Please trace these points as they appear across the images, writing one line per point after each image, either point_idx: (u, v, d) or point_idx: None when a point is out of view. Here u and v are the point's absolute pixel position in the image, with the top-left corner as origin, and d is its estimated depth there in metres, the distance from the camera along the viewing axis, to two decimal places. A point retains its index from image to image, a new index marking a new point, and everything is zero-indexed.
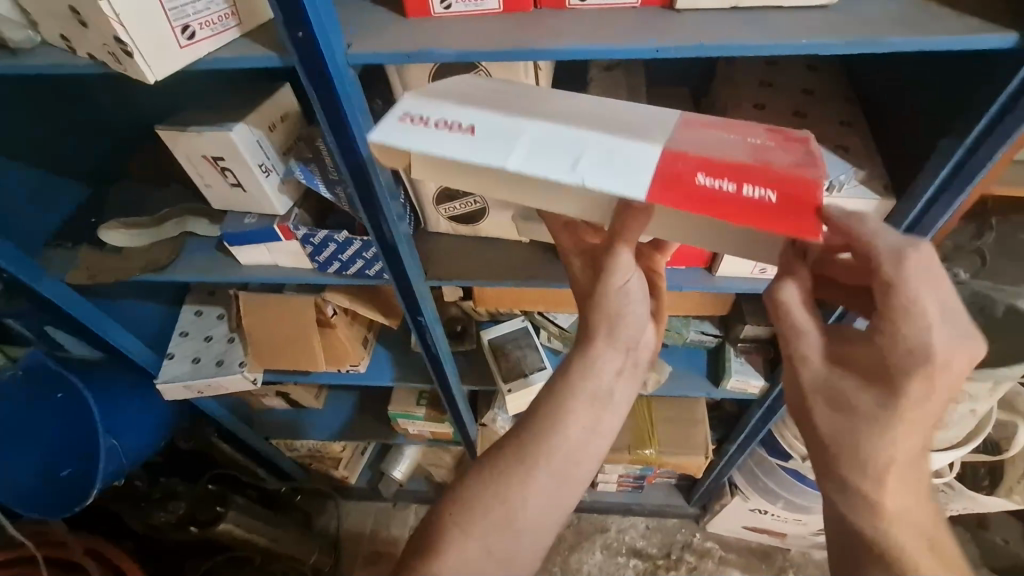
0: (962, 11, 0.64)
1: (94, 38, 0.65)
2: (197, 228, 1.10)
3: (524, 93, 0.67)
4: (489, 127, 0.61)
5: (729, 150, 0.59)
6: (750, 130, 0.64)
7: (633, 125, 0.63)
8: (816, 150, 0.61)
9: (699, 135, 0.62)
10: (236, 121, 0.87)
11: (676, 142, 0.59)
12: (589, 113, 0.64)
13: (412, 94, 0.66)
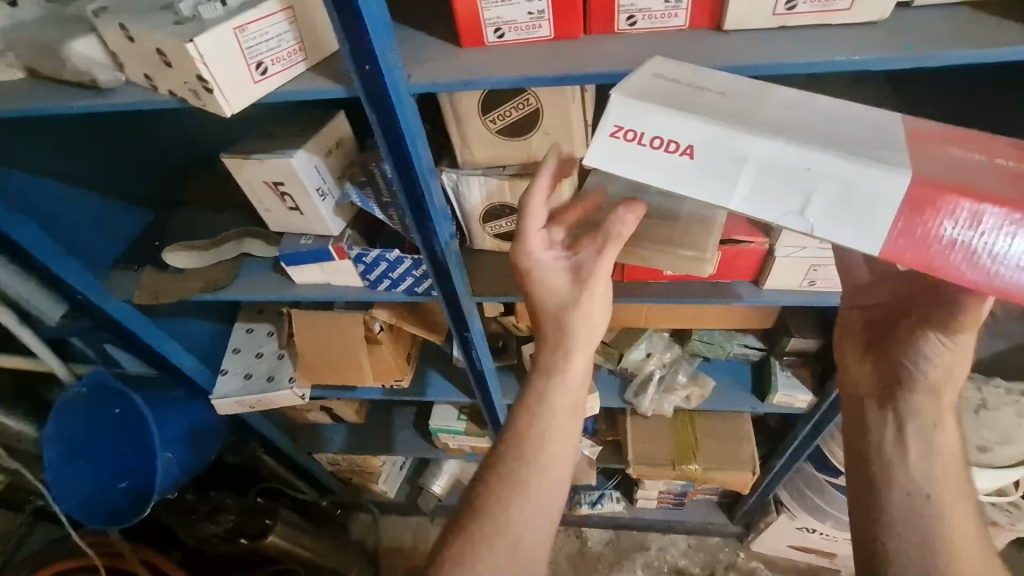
0: (1019, 21, 0.63)
1: (177, 76, 0.69)
2: (255, 249, 1.16)
3: (743, 93, 0.60)
4: (713, 145, 0.56)
5: (989, 181, 0.52)
6: (992, 146, 0.57)
7: (873, 137, 0.56)
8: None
9: (943, 152, 0.55)
10: (296, 148, 0.92)
11: (928, 167, 0.53)
12: (818, 120, 0.57)
13: (620, 89, 0.59)
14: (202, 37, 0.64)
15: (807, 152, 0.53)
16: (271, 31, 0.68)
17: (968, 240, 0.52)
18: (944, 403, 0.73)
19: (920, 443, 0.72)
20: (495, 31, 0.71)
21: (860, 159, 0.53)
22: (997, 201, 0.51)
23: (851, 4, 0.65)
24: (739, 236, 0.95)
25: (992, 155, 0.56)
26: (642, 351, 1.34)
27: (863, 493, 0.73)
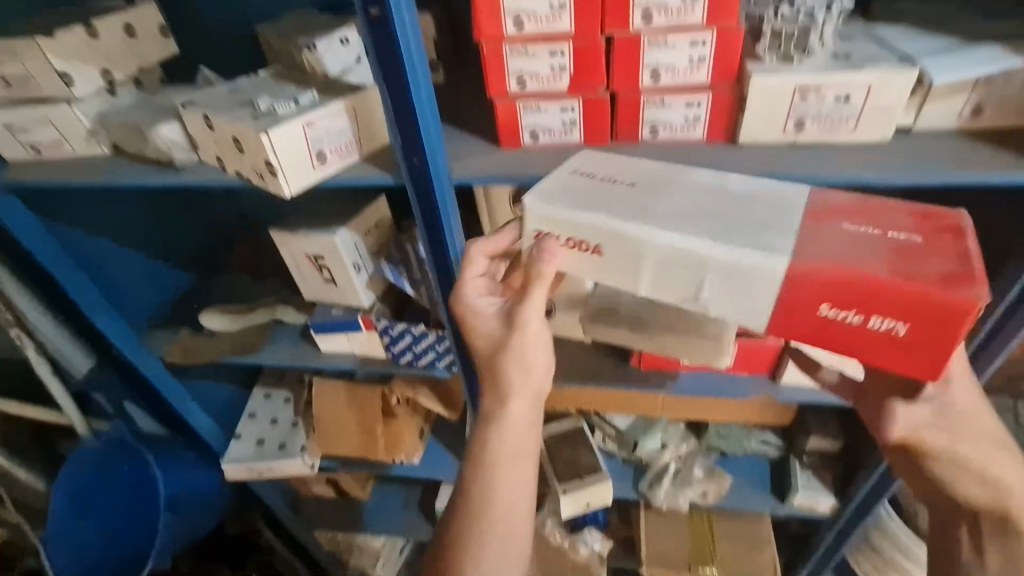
0: (1012, 151, 0.69)
1: (247, 160, 0.78)
2: (287, 315, 1.21)
3: (654, 183, 0.68)
4: (614, 245, 0.64)
5: (869, 259, 0.57)
6: (891, 217, 0.61)
7: (765, 220, 0.61)
8: (968, 252, 0.57)
9: (834, 232, 0.60)
10: (339, 226, 1.00)
11: (811, 251, 0.58)
12: (717, 208, 0.63)
13: (533, 194, 0.67)
14: (275, 129, 0.73)
15: (695, 246, 0.60)
16: (334, 127, 0.77)
17: (846, 317, 0.59)
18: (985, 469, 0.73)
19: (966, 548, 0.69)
20: (531, 134, 0.80)
21: (741, 247, 0.58)
22: (869, 286, 0.56)
23: (854, 125, 0.72)
24: (755, 329, 0.98)
25: (889, 228, 0.60)
26: (657, 440, 1.33)
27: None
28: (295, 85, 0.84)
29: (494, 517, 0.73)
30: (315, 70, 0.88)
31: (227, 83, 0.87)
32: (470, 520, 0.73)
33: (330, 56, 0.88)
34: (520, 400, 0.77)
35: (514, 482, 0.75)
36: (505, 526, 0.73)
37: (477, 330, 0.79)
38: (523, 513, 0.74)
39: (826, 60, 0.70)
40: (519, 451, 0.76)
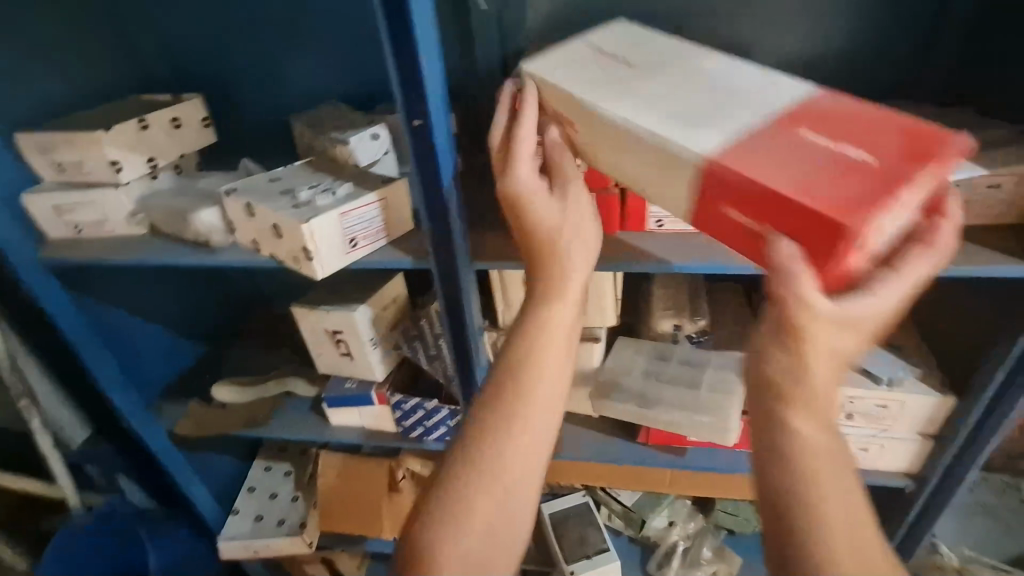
0: (985, 247, 0.77)
1: (284, 246, 0.84)
2: (298, 388, 1.23)
3: (662, 62, 0.69)
4: (575, 112, 0.67)
5: (796, 168, 0.53)
6: (875, 134, 0.56)
7: (737, 104, 0.61)
8: (913, 183, 0.51)
9: (790, 139, 0.56)
10: (359, 303, 1.04)
11: (746, 143, 0.56)
12: (689, 92, 0.63)
13: (529, 61, 0.72)
14: (316, 220, 0.79)
15: (634, 118, 0.61)
16: (366, 216, 0.84)
17: (746, 223, 0.56)
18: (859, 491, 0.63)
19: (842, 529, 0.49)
20: None
21: (674, 125, 0.59)
22: (767, 192, 0.53)
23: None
24: None
25: (852, 143, 0.55)
26: (663, 518, 1.32)
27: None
28: (330, 177, 0.92)
29: (510, 442, 0.62)
30: (347, 161, 0.97)
31: (266, 173, 0.96)
32: (487, 443, 0.63)
33: (361, 150, 0.97)
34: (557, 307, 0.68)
35: (541, 400, 0.64)
36: (523, 454, 0.62)
37: (533, 221, 0.70)
38: (546, 445, 0.64)
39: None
40: (556, 380, 0.66)
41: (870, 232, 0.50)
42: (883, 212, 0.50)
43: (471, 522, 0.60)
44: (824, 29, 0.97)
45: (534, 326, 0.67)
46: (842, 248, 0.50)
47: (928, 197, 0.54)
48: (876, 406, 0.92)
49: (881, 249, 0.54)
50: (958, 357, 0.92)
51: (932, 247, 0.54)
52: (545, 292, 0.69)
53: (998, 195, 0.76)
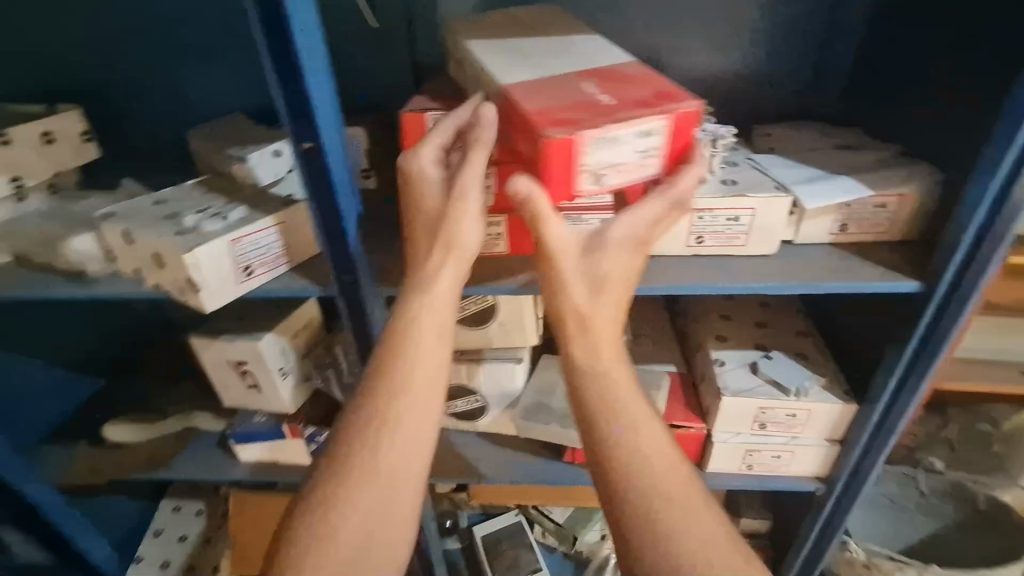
0: (874, 263, 0.80)
1: (168, 275, 0.76)
2: (202, 423, 1.14)
3: (555, 28, 0.81)
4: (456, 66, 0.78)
5: (554, 99, 0.63)
6: (638, 86, 0.65)
7: (577, 59, 0.71)
8: (627, 120, 0.60)
9: (571, 82, 0.66)
10: (265, 331, 0.97)
11: (537, 77, 0.67)
12: (542, 50, 0.74)
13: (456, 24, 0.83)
14: (199, 249, 0.72)
15: (482, 55, 0.73)
16: (262, 240, 0.78)
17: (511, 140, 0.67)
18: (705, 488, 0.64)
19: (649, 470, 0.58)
20: None
21: (499, 64, 0.70)
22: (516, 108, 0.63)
23: (745, 241, 0.82)
24: (680, 420, 1.00)
25: (615, 91, 0.64)
26: (597, 532, 1.31)
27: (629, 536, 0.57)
28: (224, 199, 0.84)
29: (376, 448, 0.61)
30: (246, 181, 0.89)
31: (150, 194, 0.86)
32: (353, 447, 0.61)
33: (262, 168, 0.90)
34: (429, 306, 0.65)
35: (411, 404, 0.62)
36: (390, 458, 0.61)
37: (423, 202, 0.69)
38: (419, 452, 0.62)
39: (717, 186, 0.80)
40: (427, 381, 0.63)
41: (587, 151, 0.60)
42: (602, 140, 0.60)
43: (335, 526, 0.60)
44: (728, 50, 1.00)
45: (405, 328, 0.64)
46: (559, 175, 0.61)
47: (659, 146, 0.64)
48: (786, 415, 0.95)
49: (610, 179, 0.64)
50: (857, 365, 0.96)
51: (655, 172, 0.66)
52: (419, 286, 0.66)
53: (883, 213, 0.81)
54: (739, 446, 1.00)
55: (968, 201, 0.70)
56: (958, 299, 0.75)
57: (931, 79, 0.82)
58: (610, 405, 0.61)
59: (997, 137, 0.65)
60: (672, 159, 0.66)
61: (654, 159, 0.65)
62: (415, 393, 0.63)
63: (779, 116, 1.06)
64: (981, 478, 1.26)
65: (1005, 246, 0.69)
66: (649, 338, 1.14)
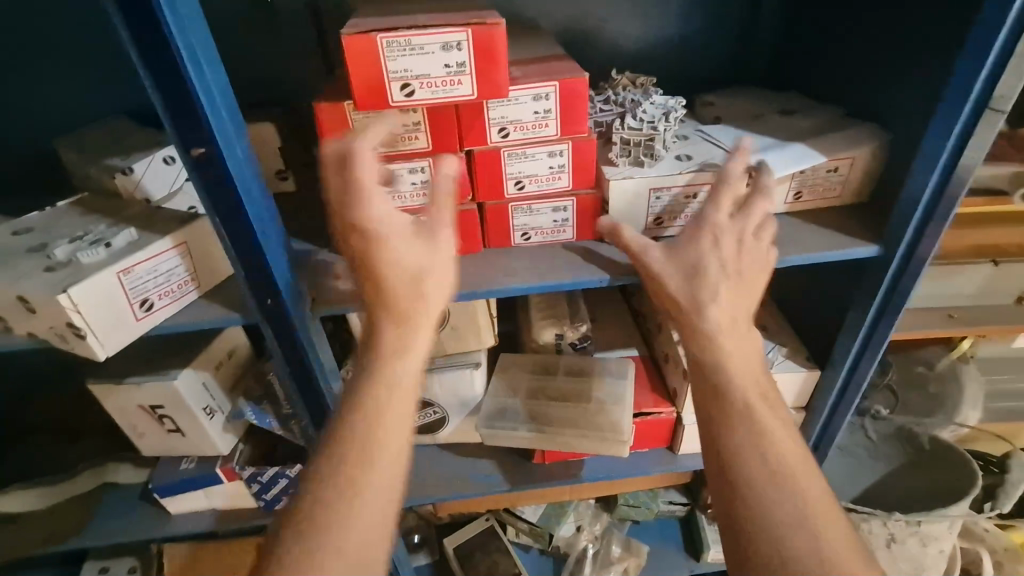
0: (832, 229, 0.79)
1: (41, 321, 0.62)
2: (120, 476, 1.01)
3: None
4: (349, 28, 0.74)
5: (381, 17, 0.61)
6: (476, 10, 0.62)
7: (449, 4, 0.67)
8: (431, 28, 0.57)
9: (414, 10, 0.63)
10: (180, 368, 0.83)
11: (387, 10, 0.64)
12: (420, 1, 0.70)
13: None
14: (77, 287, 0.59)
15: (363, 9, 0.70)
16: (160, 267, 0.65)
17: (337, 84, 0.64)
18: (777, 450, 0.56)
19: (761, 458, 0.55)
20: None
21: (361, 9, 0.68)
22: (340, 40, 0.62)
23: None
24: (648, 407, 0.97)
25: (441, 12, 0.61)
26: (571, 526, 1.27)
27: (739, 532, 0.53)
28: (107, 220, 0.70)
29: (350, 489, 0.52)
30: (133, 196, 0.75)
31: (8, 223, 0.71)
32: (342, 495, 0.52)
33: (152, 178, 0.76)
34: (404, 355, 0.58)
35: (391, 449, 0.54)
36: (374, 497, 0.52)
37: (385, 269, 0.59)
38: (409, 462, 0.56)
39: (672, 163, 0.75)
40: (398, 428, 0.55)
41: (385, 55, 0.57)
42: (398, 45, 0.57)
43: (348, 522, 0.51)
44: (663, 16, 0.95)
45: (398, 339, 0.58)
46: (360, 77, 0.58)
47: (468, 62, 0.58)
48: None
49: (421, 94, 0.59)
50: (816, 331, 0.96)
51: (470, 93, 0.60)
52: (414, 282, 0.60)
53: (836, 177, 0.79)
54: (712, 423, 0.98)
55: (923, 162, 0.69)
56: (916, 260, 0.75)
57: (870, 37, 0.81)
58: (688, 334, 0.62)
59: (949, 94, 0.64)
60: (489, 83, 0.60)
61: (466, 80, 0.59)
62: (391, 436, 0.55)
63: (718, 83, 1.03)
64: (923, 421, 1.26)
65: (959, 204, 0.69)
66: (608, 322, 1.09)
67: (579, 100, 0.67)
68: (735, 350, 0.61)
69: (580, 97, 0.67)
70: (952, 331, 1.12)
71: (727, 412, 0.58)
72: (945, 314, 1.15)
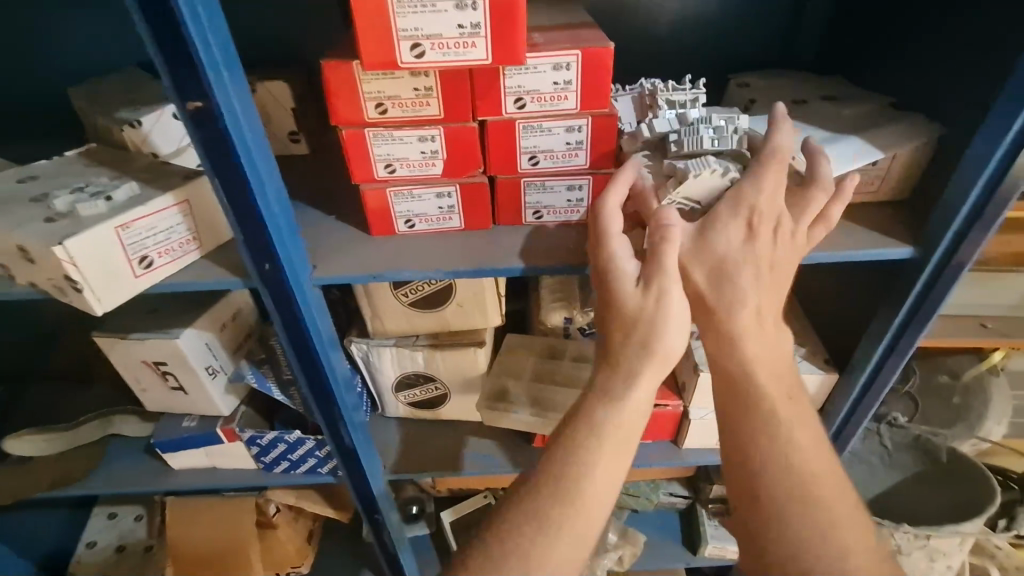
0: (866, 227, 0.73)
1: (40, 272, 0.62)
2: (127, 428, 1.01)
3: None
4: None
5: None
6: None
7: None
8: None
9: None
10: (184, 326, 0.83)
11: None
12: None
13: None
14: (73, 240, 0.58)
15: None
16: (161, 225, 0.64)
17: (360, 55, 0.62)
18: (801, 447, 0.60)
19: (774, 448, 0.60)
20: (406, 222, 0.73)
21: None
22: None
23: None
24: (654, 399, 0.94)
25: None
26: None
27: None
28: (112, 172, 0.69)
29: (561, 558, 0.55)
30: (141, 149, 0.74)
31: (16, 169, 0.70)
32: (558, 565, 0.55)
33: (160, 134, 0.75)
34: (613, 404, 0.58)
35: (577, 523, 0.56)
36: (560, 566, 0.55)
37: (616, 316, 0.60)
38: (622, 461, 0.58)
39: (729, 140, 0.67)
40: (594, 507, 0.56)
41: (395, 11, 0.54)
42: (410, 1, 0.53)
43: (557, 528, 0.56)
44: None
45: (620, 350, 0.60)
46: (368, 31, 0.54)
47: (483, 23, 0.55)
48: None
49: (432, 55, 0.56)
50: (839, 333, 0.92)
51: (483, 57, 0.56)
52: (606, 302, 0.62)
53: (874, 171, 0.73)
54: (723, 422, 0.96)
55: (970, 165, 0.64)
56: (954, 265, 0.70)
57: (928, 21, 0.74)
58: (731, 338, 0.63)
59: (1008, 86, 0.59)
60: (505, 45, 0.56)
61: (479, 41, 0.56)
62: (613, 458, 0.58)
63: (756, 65, 0.96)
64: (941, 433, 1.21)
65: (1011, 207, 0.63)
66: None
67: (602, 72, 0.63)
68: (766, 374, 0.63)
69: (602, 69, 0.62)
70: (985, 342, 1.06)
71: (742, 404, 0.62)
72: (978, 323, 1.08)
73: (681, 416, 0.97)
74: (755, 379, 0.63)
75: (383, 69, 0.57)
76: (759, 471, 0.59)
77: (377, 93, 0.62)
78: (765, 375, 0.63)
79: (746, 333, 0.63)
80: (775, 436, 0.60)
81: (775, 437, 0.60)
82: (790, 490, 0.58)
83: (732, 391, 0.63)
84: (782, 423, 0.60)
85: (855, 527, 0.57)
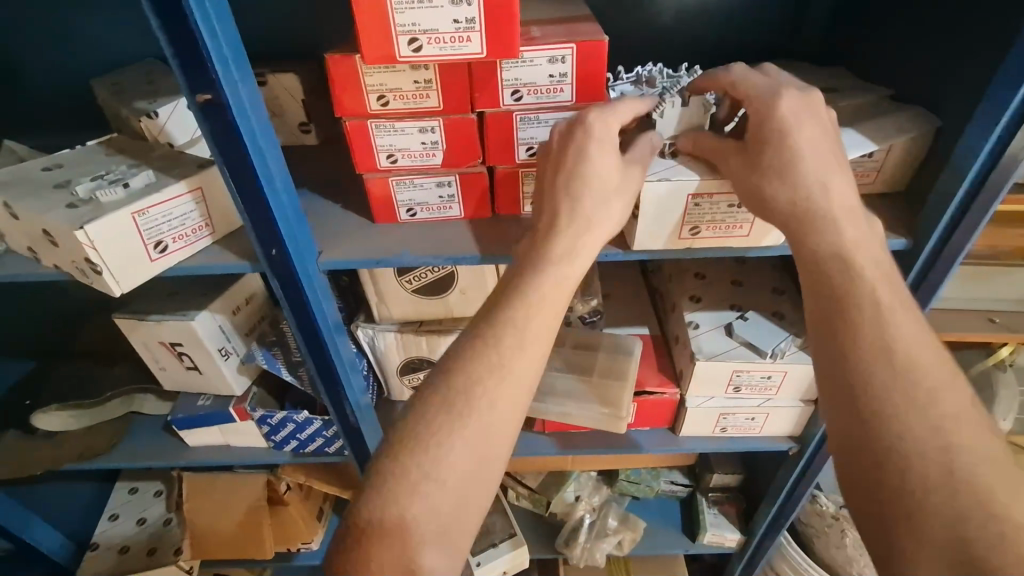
0: None
1: (64, 254, 0.66)
2: (146, 406, 1.08)
3: None
4: None
5: None
6: None
7: None
8: None
9: None
10: (200, 309, 0.87)
11: None
12: None
13: None
14: (94, 224, 0.62)
15: None
16: (175, 212, 0.67)
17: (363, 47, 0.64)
18: (901, 327, 0.54)
19: (876, 318, 0.55)
20: (408, 210, 0.76)
21: None
22: None
23: (749, 229, 0.73)
24: (651, 386, 0.96)
25: None
26: (573, 492, 1.27)
27: (868, 481, 0.50)
28: (131, 162, 0.72)
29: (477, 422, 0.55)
30: (158, 139, 0.78)
31: (43, 158, 0.74)
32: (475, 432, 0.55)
33: (175, 123, 0.78)
34: (554, 289, 0.60)
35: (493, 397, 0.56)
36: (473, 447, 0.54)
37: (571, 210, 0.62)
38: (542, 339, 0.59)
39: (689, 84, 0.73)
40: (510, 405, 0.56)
41: (394, 8, 0.56)
42: None
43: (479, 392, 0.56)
44: None
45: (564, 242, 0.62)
46: (368, 26, 0.57)
47: (478, 18, 0.57)
48: (762, 377, 0.90)
49: (429, 50, 0.58)
50: None
51: (479, 50, 0.58)
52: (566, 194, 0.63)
53: (871, 163, 0.73)
54: (720, 411, 0.97)
55: (961, 155, 0.64)
56: (948, 254, 0.70)
57: (932, 12, 0.74)
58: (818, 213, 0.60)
59: (999, 78, 0.59)
60: (499, 38, 0.58)
61: (475, 36, 0.58)
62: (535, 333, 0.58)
63: (760, 57, 0.97)
64: None
65: (1002, 197, 0.64)
66: (621, 299, 1.08)
67: (597, 64, 0.64)
68: (862, 252, 0.58)
69: (597, 63, 0.64)
70: None
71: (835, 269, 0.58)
72: (986, 317, 1.01)
73: (679, 404, 0.99)
74: (854, 257, 0.58)
75: (384, 62, 0.59)
76: (860, 341, 0.54)
77: (379, 85, 0.64)
78: (866, 259, 0.58)
79: (846, 213, 0.60)
80: (872, 308, 0.55)
81: (878, 309, 0.55)
82: (891, 367, 0.52)
83: (829, 259, 0.59)
84: (885, 300, 0.55)
85: (977, 443, 0.49)
